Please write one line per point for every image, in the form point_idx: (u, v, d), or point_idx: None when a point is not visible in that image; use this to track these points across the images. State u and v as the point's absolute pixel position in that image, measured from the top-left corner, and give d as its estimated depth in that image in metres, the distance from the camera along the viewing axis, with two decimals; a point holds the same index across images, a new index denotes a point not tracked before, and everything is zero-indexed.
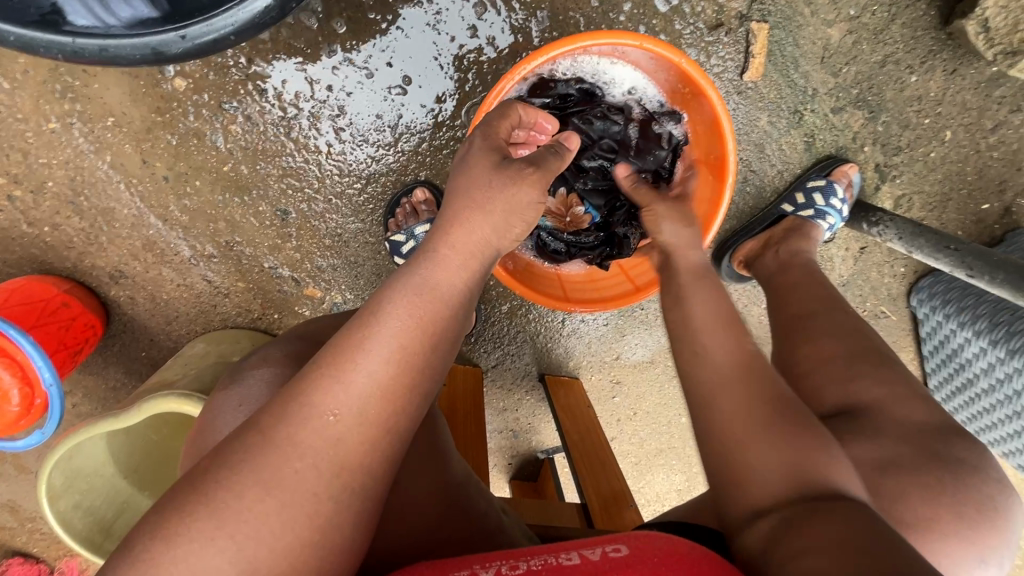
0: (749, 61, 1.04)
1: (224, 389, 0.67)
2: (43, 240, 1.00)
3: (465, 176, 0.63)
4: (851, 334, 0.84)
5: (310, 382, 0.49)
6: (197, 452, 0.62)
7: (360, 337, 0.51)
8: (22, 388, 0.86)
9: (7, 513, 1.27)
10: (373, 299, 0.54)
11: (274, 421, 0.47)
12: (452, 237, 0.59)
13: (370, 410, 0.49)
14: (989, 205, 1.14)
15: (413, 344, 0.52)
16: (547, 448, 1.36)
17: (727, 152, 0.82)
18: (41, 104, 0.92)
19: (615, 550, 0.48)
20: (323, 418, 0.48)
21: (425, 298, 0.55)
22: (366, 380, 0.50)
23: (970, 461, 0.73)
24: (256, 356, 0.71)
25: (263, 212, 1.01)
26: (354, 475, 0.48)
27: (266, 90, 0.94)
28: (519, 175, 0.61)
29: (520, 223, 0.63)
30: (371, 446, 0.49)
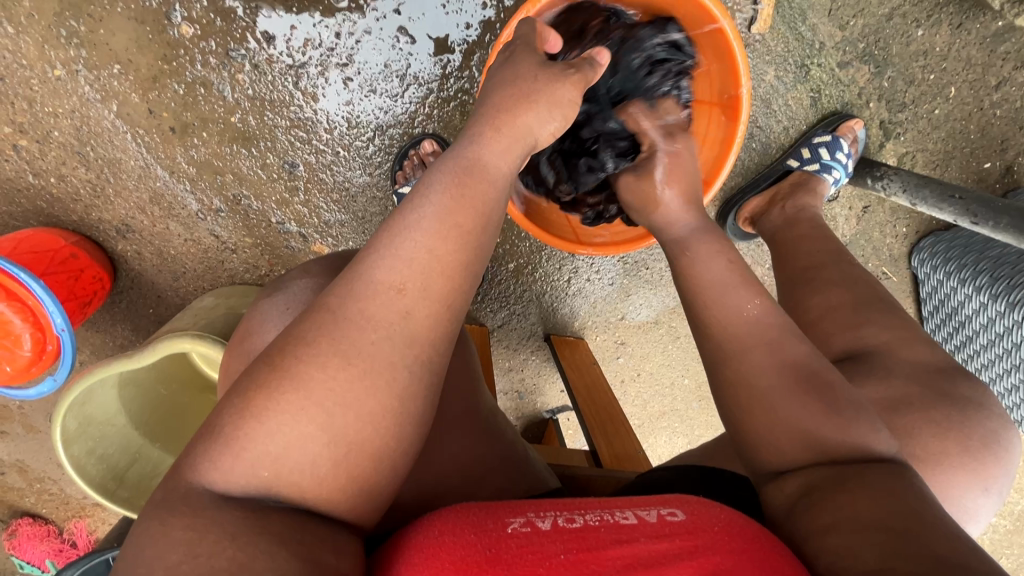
0: (758, 13, 1.03)
1: (269, 297, 0.68)
2: (49, 192, 0.99)
3: (508, 71, 0.62)
4: (859, 282, 0.85)
5: (369, 260, 0.49)
6: (242, 355, 0.64)
7: (411, 220, 0.50)
8: (34, 333, 0.86)
9: (16, 473, 1.28)
10: (421, 182, 0.54)
11: (342, 300, 0.48)
12: (496, 119, 0.59)
13: (434, 286, 0.49)
14: (991, 164, 1.15)
15: (469, 224, 0.52)
16: (552, 408, 1.38)
17: (742, 93, 0.81)
18: (46, 50, 0.91)
19: (671, 514, 0.49)
20: (389, 292, 0.48)
21: (475, 177, 0.54)
22: (426, 255, 0.49)
23: (974, 398, 0.74)
24: (297, 269, 0.72)
25: (271, 164, 1.01)
26: (427, 348, 0.48)
27: (273, 38, 0.93)
28: (562, 73, 0.62)
29: (562, 117, 0.62)
30: (434, 324, 0.49)
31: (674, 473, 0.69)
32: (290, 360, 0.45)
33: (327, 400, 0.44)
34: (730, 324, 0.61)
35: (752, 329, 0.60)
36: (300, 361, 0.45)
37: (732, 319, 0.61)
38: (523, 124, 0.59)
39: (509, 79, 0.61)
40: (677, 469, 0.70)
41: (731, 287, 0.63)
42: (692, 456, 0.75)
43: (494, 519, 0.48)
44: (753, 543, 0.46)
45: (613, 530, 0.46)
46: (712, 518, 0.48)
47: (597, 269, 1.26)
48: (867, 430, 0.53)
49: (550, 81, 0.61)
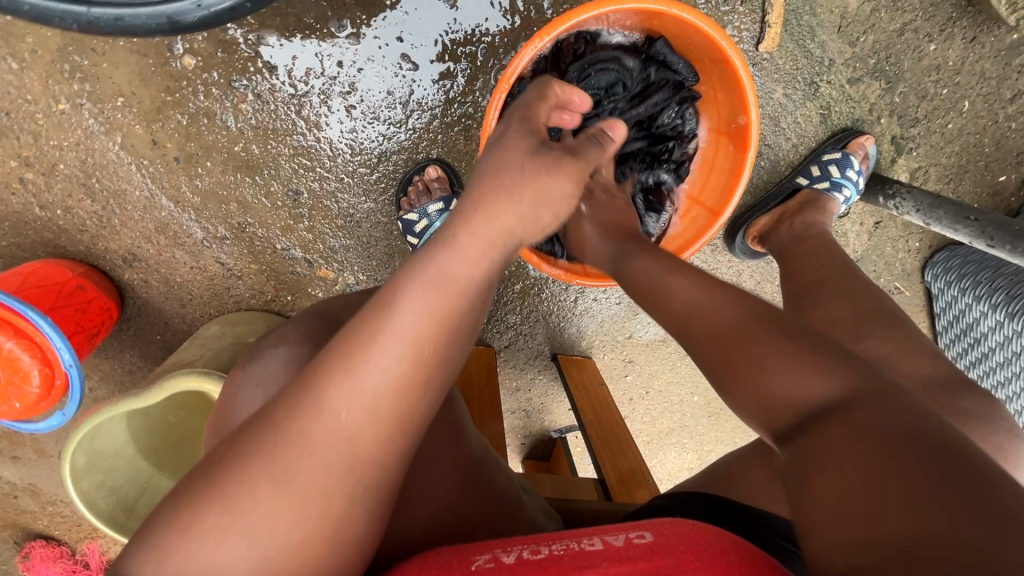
0: (766, 31, 1.02)
1: (243, 368, 0.65)
2: (56, 224, 0.99)
3: (493, 157, 0.60)
4: (866, 295, 0.78)
5: (320, 379, 0.47)
6: (215, 434, 0.61)
7: (368, 337, 0.48)
8: (43, 369, 0.86)
9: (29, 496, 1.28)
10: (390, 288, 0.50)
11: (289, 414, 0.47)
12: (472, 219, 0.54)
13: (383, 409, 0.47)
14: (1006, 177, 1.13)
15: (429, 342, 0.49)
16: (560, 428, 1.38)
17: (750, 122, 0.80)
18: (50, 85, 0.91)
19: (639, 537, 0.48)
20: (335, 415, 0.46)
21: (442, 290, 0.51)
22: (378, 378, 0.47)
23: (976, 410, 0.66)
24: (274, 334, 0.68)
25: (275, 192, 1.01)
26: (370, 470, 0.47)
27: (276, 67, 0.93)
28: (556, 164, 0.59)
29: (549, 214, 0.59)
30: (380, 447, 0.48)
31: (675, 499, 0.68)
32: (252, 466, 0.45)
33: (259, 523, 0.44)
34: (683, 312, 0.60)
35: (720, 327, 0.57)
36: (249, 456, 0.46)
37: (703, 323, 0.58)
38: (504, 221, 0.55)
39: (497, 164, 0.58)
40: (678, 495, 0.69)
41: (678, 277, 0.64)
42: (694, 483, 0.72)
43: (460, 558, 0.50)
44: (721, 558, 0.44)
45: (576, 556, 0.46)
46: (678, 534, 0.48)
47: (605, 291, 1.23)
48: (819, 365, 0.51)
49: (536, 174, 0.58)
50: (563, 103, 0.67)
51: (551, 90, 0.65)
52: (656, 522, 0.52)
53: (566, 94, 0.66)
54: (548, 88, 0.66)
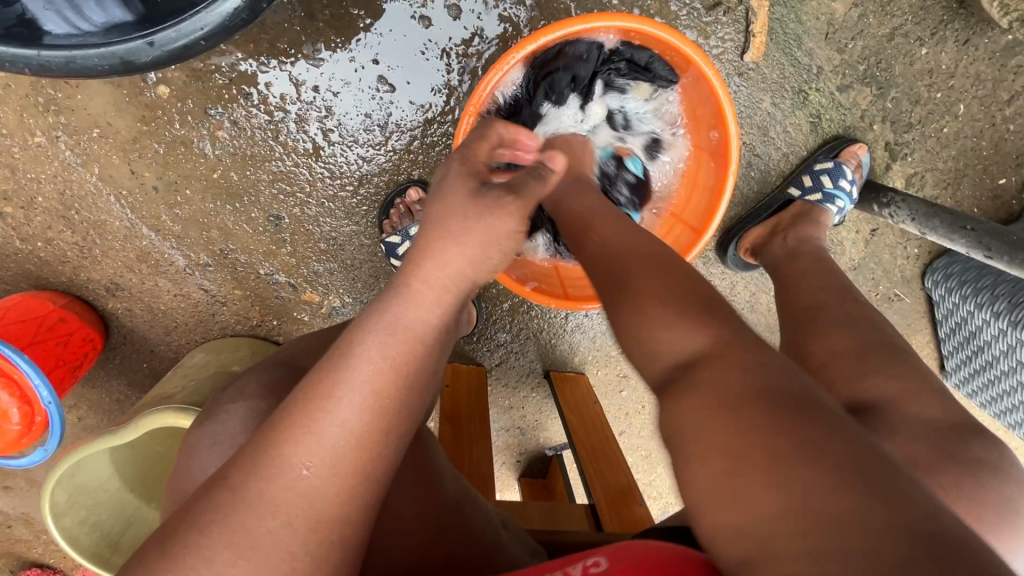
0: (750, 40, 1.00)
1: (198, 426, 0.65)
2: (37, 256, 0.99)
3: (439, 201, 0.60)
4: (863, 322, 0.74)
5: (282, 433, 0.48)
6: (178, 493, 0.61)
7: (326, 389, 0.49)
8: (21, 406, 0.86)
9: (22, 525, 1.28)
10: (347, 339, 0.53)
11: (246, 477, 0.46)
12: (424, 269, 0.57)
13: (344, 460, 0.48)
14: (1006, 180, 1.09)
15: (387, 389, 0.51)
16: (555, 445, 1.34)
17: (730, 136, 0.79)
18: (26, 118, 0.91)
19: (595, 565, 0.45)
20: (296, 472, 0.46)
21: (399, 337, 0.53)
22: (338, 430, 0.48)
23: (988, 459, 0.62)
24: (233, 387, 0.69)
25: (256, 218, 0.99)
26: (332, 527, 0.46)
27: (251, 94, 0.92)
28: (499, 203, 0.59)
29: (499, 252, 0.60)
30: (345, 500, 0.47)
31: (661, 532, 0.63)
32: (217, 531, 0.43)
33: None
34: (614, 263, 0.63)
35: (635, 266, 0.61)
36: (207, 536, 0.43)
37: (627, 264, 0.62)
38: (458, 268, 0.58)
39: (448, 213, 0.59)
40: (669, 528, 0.64)
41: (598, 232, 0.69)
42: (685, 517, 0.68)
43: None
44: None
45: None
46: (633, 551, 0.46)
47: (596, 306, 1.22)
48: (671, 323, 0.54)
49: (481, 217, 0.58)
50: (511, 142, 0.70)
51: (494, 129, 0.67)
52: (611, 547, 0.49)
53: (513, 135, 0.69)
54: (494, 126, 0.68)
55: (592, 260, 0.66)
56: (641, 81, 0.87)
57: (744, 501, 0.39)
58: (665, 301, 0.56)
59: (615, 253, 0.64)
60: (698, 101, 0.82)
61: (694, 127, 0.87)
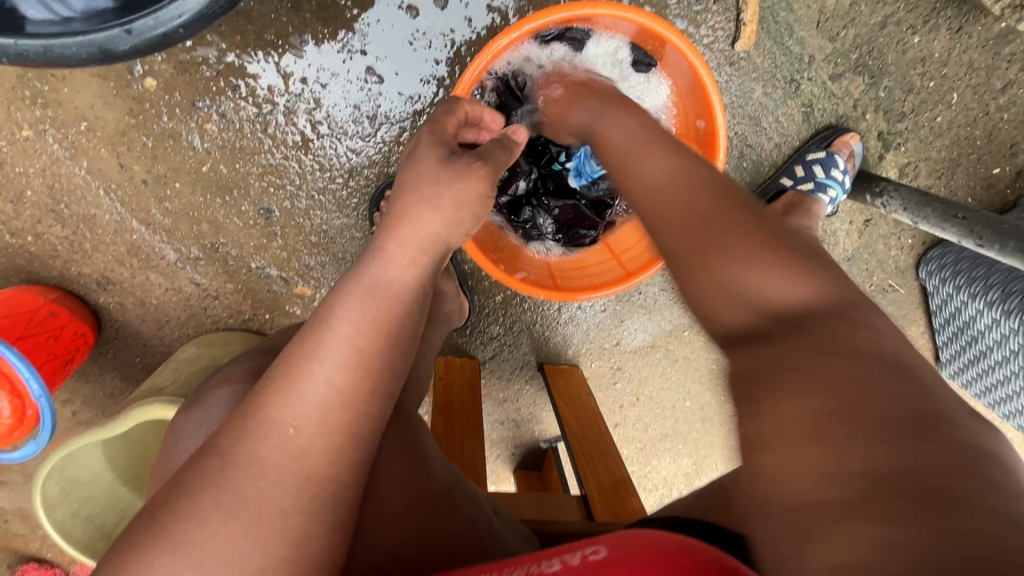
0: (741, 30, 0.99)
1: (185, 411, 0.66)
2: (28, 250, 0.99)
3: (410, 171, 0.63)
4: None
5: (268, 394, 0.48)
6: (159, 476, 0.61)
7: (309, 351, 0.50)
8: (12, 400, 0.86)
9: (19, 521, 1.28)
10: (325, 303, 0.54)
11: (233, 442, 0.46)
12: (400, 232, 0.59)
13: (331, 418, 0.48)
14: (1000, 169, 1.08)
15: (370, 346, 0.52)
16: (550, 437, 1.34)
17: (717, 125, 0.78)
18: (14, 112, 0.91)
19: (594, 553, 0.46)
20: (284, 431, 0.47)
21: (379, 296, 0.55)
22: (325, 388, 0.49)
23: None
24: (219, 374, 0.69)
25: (246, 211, 0.99)
26: (324, 485, 0.47)
27: (239, 86, 0.92)
28: (467, 169, 0.61)
29: (469, 217, 0.63)
30: (333, 458, 0.48)
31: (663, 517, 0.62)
32: (202, 505, 0.43)
33: (209, 560, 0.42)
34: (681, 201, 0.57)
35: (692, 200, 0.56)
36: (196, 498, 0.43)
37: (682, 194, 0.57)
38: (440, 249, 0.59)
39: (430, 197, 0.60)
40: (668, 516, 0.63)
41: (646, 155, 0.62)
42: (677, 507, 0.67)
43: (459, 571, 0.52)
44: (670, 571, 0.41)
45: None
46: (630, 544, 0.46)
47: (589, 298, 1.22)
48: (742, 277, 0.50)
49: (451, 182, 0.60)
50: (473, 120, 0.71)
51: (461, 106, 0.68)
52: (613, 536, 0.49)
53: (477, 112, 0.70)
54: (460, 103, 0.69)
55: (643, 194, 0.60)
56: (654, 73, 0.86)
57: (792, 464, 0.39)
58: (756, 248, 0.51)
59: (679, 181, 0.58)
60: (684, 90, 0.82)
61: (681, 117, 0.86)
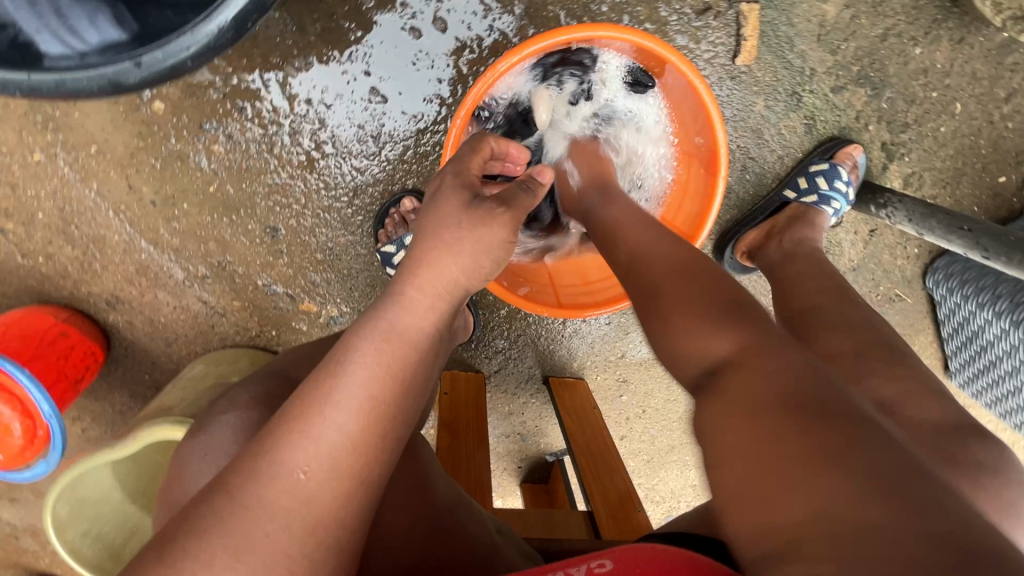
0: (741, 44, 1.00)
1: (189, 439, 0.66)
2: (38, 271, 1.00)
3: (432, 213, 0.63)
4: (860, 325, 0.72)
5: (280, 438, 0.48)
6: (169, 505, 0.61)
7: (323, 393, 0.50)
8: (23, 420, 0.87)
9: (29, 536, 1.29)
10: (342, 347, 0.54)
11: (244, 482, 0.46)
12: (420, 277, 0.59)
13: (341, 464, 0.49)
14: (1006, 178, 1.07)
15: (383, 393, 0.52)
16: (556, 450, 1.34)
17: (718, 142, 0.79)
18: (25, 136, 0.92)
19: (600, 566, 0.49)
20: (293, 476, 0.47)
21: (393, 343, 0.55)
22: (336, 434, 0.49)
23: (992, 463, 0.60)
24: (225, 399, 0.69)
25: (253, 230, 1.00)
26: (330, 530, 0.47)
27: (245, 108, 0.93)
28: (490, 215, 0.61)
29: (489, 262, 0.62)
30: (341, 502, 0.48)
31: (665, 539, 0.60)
32: (209, 543, 0.43)
33: None
34: (636, 258, 0.68)
35: (671, 270, 0.63)
36: (204, 539, 0.43)
37: (653, 272, 0.64)
38: (444, 272, 0.60)
39: (434, 220, 0.61)
40: (668, 534, 0.62)
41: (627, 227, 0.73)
42: (682, 524, 0.67)
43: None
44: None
45: None
46: (637, 558, 0.49)
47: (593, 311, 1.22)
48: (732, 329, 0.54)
49: (473, 227, 0.60)
50: (499, 155, 0.73)
51: (486, 143, 0.69)
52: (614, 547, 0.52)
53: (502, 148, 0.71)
54: (484, 142, 0.69)
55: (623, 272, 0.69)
56: (653, 91, 0.87)
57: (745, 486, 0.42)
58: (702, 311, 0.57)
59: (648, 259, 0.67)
60: (684, 108, 0.83)
61: (681, 133, 0.87)
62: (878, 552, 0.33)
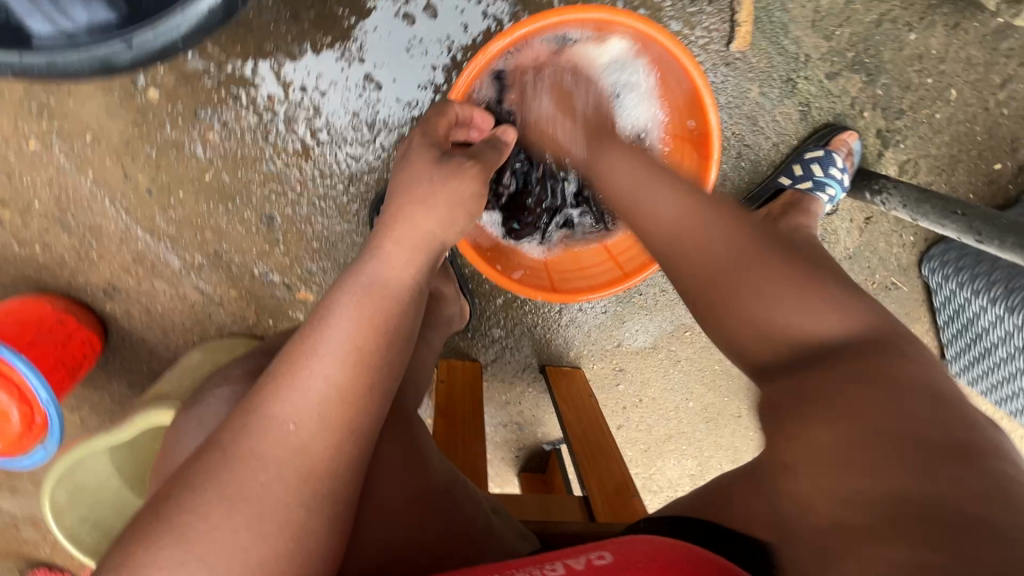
0: (735, 30, 1.00)
1: (184, 412, 0.66)
2: (36, 260, 1.01)
3: (404, 173, 0.65)
4: None
5: (267, 392, 0.49)
6: (159, 475, 0.62)
7: (308, 346, 0.51)
8: (21, 407, 0.88)
9: (30, 527, 1.30)
10: (325, 302, 0.55)
11: (235, 436, 0.47)
12: (396, 232, 0.61)
13: (330, 415, 0.49)
14: (1001, 164, 1.07)
15: (368, 343, 0.53)
16: (553, 440, 1.34)
17: (709, 125, 0.79)
18: (20, 124, 0.92)
19: (599, 558, 0.48)
20: (284, 427, 0.48)
21: (375, 295, 0.56)
22: (322, 384, 0.50)
23: None
24: (218, 377, 0.70)
25: (249, 218, 1.00)
26: (325, 479, 0.48)
27: (240, 95, 0.93)
28: (458, 168, 0.64)
29: (464, 215, 0.65)
30: (334, 451, 0.49)
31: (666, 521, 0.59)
32: (205, 509, 0.44)
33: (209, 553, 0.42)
34: (673, 230, 0.70)
35: (727, 248, 0.67)
36: (201, 494, 0.44)
37: (710, 246, 0.67)
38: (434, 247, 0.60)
39: (415, 188, 0.63)
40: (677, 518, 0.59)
41: (646, 185, 0.72)
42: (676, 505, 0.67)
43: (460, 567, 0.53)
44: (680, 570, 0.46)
45: None
46: (638, 553, 0.48)
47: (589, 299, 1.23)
48: (814, 310, 0.62)
49: (444, 180, 0.63)
50: (464, 120, 0.73)
51: (450, 106, 0.70)
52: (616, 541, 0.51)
53: (466, 113, 0.72)
54: (449, 107, 0.70)
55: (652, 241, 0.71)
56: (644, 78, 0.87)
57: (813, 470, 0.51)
58: (786, 286, 0.64)
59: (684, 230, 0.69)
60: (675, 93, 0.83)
61: (672, 119, 0.88)
62: (944, 534, 0.42)
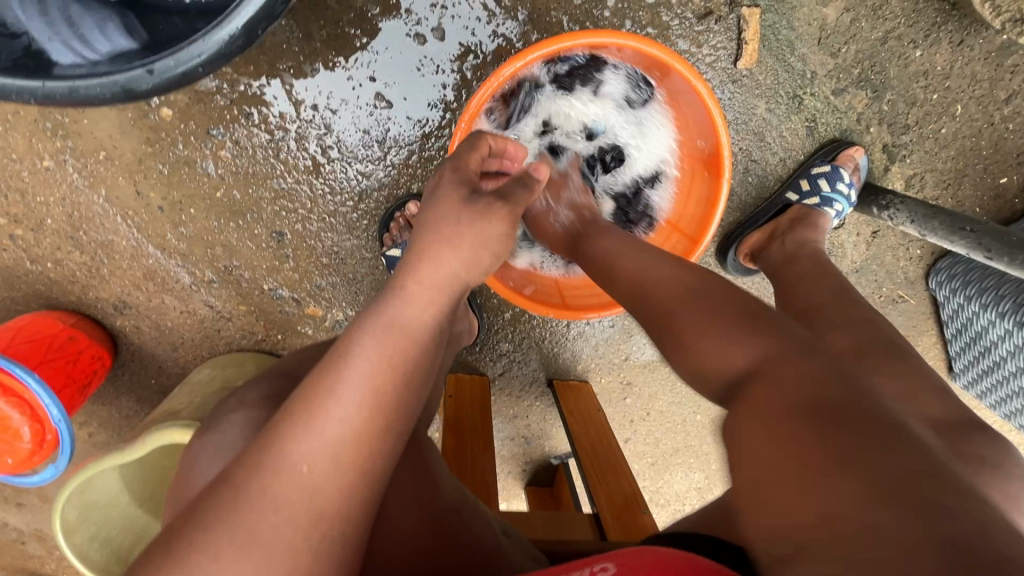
0: (742, 48, 1.01)
1: (201, 435, 0.67)
2: (47, 276, 1.01)
3: (433, 211, 0.64)
4: (862, 324, 0.73)
5: (285, 432, 0.49)
6: (179, 497, 0.62)
7: (327, 386, 0.51)
8: (32, 425, 0.88)
9: (35, 542, 1.29)
10: (345, 339, 0.55)
11: (246, 473, 0.47)
12: (421, 270, 0.60)
13: (344, 457, 0.49)
14: (1007, 178, 1.08)
15: (385, 387, 0.53)
16: (560, 453, 1.34)
17: (721, 145, 0.80)
18: (34, 142, 0.93)
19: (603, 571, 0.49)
20: (296, 468, 0.48)
21: (396, 337, 0.56)
22: (339, 427, 0.50)
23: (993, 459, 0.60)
24: (234, 398, 0.70)
25: (259, 235, 1.01)
26: (334, 522, 0.48)
27: (253, 114, 0.94)
28: (487, 210, 0.63)
29: (488, 255, 0.64)
30: (346, 493, 0.49)
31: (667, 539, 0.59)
32: (219, 537, 0.44)
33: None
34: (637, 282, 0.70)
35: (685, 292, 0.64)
36: (214, 524, 0.44)
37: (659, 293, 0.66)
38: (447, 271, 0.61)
39: (436, 219, 0.63)
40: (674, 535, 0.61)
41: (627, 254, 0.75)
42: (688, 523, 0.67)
43: None
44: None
45: None
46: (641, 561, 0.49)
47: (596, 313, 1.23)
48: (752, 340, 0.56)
49: (473, 221, 0.62)
50: (497, 152, 0.73)
51: (483, 141, 0.70)
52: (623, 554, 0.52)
53: (500, 145, 0.73)
54: (482, 138, 0.71)
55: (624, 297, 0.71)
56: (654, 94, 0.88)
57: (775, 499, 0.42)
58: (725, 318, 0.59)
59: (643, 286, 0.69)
60: (686, 111, 0.84)
61: (682, 136, 0.88)
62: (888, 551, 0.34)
